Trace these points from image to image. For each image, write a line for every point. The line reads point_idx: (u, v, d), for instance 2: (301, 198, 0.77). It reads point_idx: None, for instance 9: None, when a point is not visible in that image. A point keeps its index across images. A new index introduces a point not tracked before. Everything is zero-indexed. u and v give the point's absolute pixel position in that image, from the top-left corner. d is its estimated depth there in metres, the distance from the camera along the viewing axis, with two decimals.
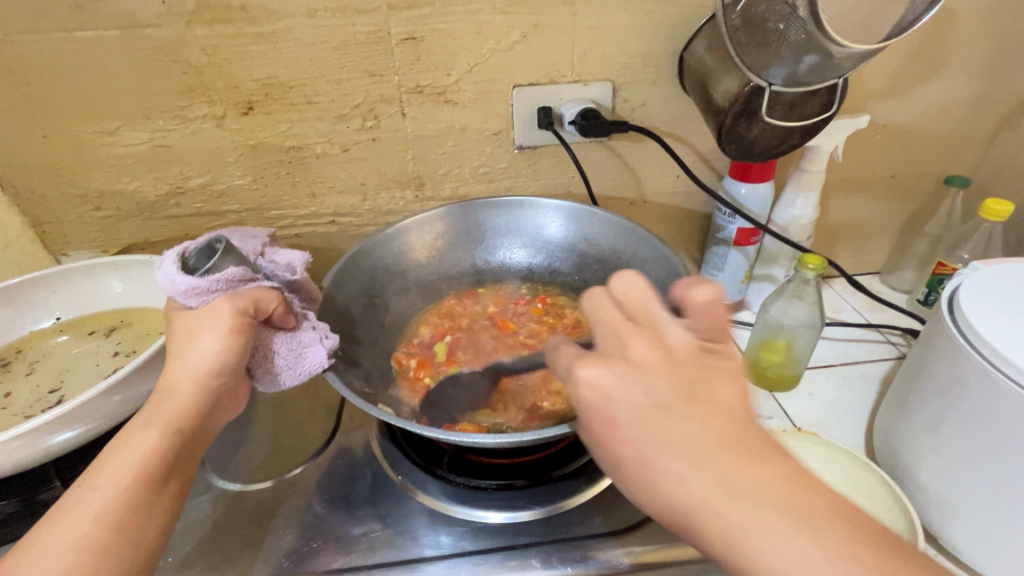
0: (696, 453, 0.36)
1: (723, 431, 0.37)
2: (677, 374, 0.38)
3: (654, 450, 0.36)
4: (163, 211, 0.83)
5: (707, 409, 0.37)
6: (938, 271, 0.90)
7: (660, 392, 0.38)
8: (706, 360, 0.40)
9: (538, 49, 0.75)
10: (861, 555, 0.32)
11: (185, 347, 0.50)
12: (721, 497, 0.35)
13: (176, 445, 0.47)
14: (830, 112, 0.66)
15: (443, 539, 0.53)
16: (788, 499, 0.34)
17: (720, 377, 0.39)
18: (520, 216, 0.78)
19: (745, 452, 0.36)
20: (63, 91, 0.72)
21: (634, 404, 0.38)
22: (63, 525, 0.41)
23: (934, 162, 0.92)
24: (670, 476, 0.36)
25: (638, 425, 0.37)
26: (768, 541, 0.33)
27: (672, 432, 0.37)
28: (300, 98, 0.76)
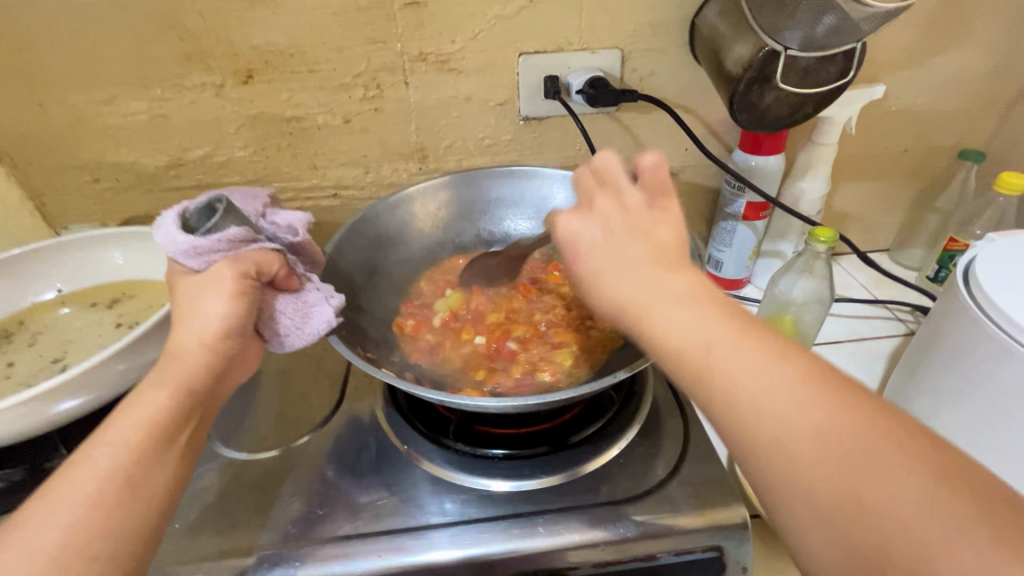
0: (636, 267, 0.41)
1: (664, 261, 0.41)
2: (629, 217, 0.43)
3: (603, 267, 0.42)
4: (163, 182, 0.81)
5: (653, 240, 0.42)
6: (950, 247, 0.89)
7: (615, 231, 0.43)
8: (657, 207, 0.44)
9: (545, 15, 0.73)
10: (772, 356, 0.35)
11: (190, 311, 0.49)
12: (651, 299, 0.39)
13: (186, 406, 0.46)
14: (846, 80, 0.64)
15: (448, 506, 0.53)
16: (714, 305, 0.38)
17: (668, 221, 0.43)
18: (525, 186, 0.77)
19: (681, 271, 0.40)
20: (57, 57, 0.70)
21: (593, 240, 0.44)
22: (72, 481, 0.40)
23: (948, 136, 0.90)
24: (611, 286, 0.41)
25: (592, 250, 0.43)
26: (687, 333, 0.37)
27: (619, 253, 0.42)
28: (301, 66, 0.74)
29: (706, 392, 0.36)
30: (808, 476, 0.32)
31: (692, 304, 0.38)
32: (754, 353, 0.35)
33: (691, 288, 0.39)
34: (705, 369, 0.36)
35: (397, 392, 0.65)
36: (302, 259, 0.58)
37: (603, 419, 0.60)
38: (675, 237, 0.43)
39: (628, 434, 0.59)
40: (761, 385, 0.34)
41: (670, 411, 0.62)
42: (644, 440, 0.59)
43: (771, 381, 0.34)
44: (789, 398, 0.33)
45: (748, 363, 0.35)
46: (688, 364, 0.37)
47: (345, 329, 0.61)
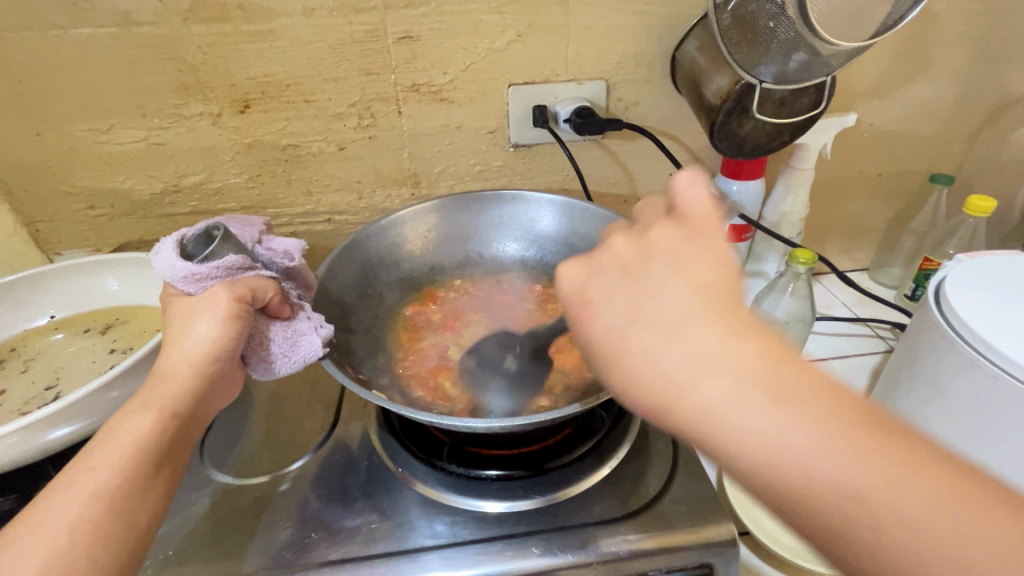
0: (675, 327, 0.33)
1: (712, 307, 0.34)
2: (671, 255, 0.36)
3: (633, 338, 0.34)
4: (158, 209, 0.82)
5: (692, 285, 0.35)
6: (924, 267, 0.93)
7: (649, 273, 0.36)
8: (696, 243, 0.37)
9: (533, 48, 0.76)
10: (913, 462, 0.29)
11: (182, 332, 0.50)
12: (700, 373, 0.32)
13: (170, 428, 0.47)
14: (819, 109, 0.69)
15: (439, 528, 0.54)
16: (782, 388, 0.31)
17: (708, 260, 0.36)
18: (512, 210, 0.79)
19: (729, 328, 0.33)
20: (56, 87, 0.71)
21: (613, 291, 0.37)
22: (57, 504, 0.41)
23: (919, 162, 0.95)
24: (642, 354, 0.34)
25: (614, 313, 0.36)
26: (783, 443, 0.30)
27: (647, 310, 0.35)
28: (297, 96, 0.76)
29: (810, 508, 0.30)
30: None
31: (771, 398, 0.30)
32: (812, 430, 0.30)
33: (770, 361, 0.32)
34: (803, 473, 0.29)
35: (392, 414, 0.66)
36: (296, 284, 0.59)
37: (593, 439, 0.61)
38: (721, 272, 0.36)
39: (618, 456, 0.60)
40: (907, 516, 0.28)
41: (658, 430, 0.63)
42: (634, 459, 0.60)
43: (910, 509, 0.28)
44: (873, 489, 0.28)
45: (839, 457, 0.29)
46: (799, 485, 0.29)
47: (338, 351, 0.62)
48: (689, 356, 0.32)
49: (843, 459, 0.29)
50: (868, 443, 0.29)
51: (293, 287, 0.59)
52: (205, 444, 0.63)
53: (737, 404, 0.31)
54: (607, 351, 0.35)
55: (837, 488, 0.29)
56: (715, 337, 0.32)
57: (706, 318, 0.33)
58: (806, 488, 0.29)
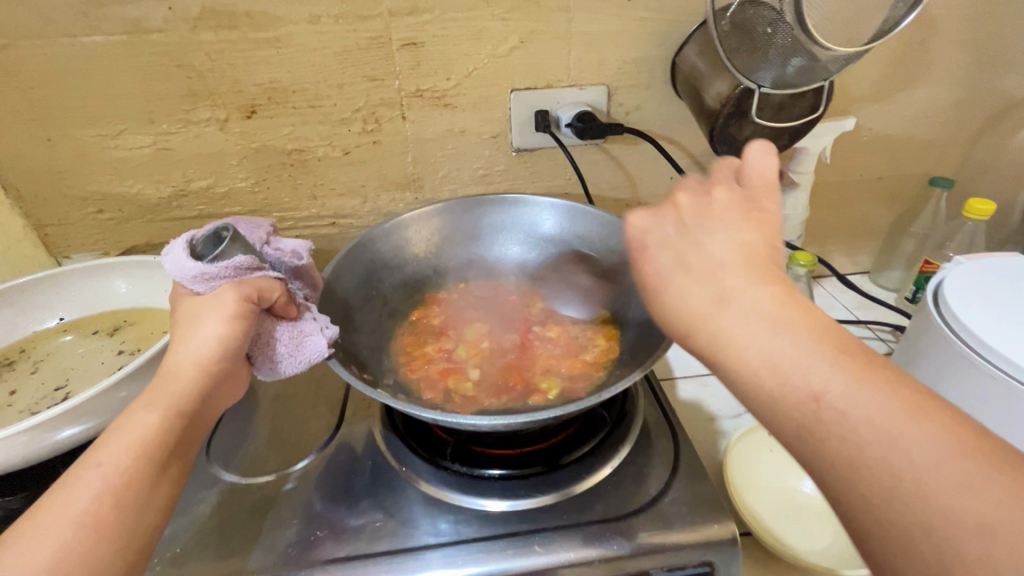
0: (714, 267, 0.39)
1: (751, 259, 0.39)
2: (726, 213, 0.42)
3: (671, 272, 0.40)
4: (166, 213, 0.84)
5: (737, 239, 0.40)
6: (924, 270, 0.93)
7: (701, 225, 0.41)
8: (748, 209, 0.42)
9: (535, 54, 0.78)
10: (893, 393, 0.32)
11: (187, 332, 0.50)
12: (728, 304, 0.37)
13: (175, 428, 0.47)
14: (817, 114, 0.69)
15: (443, 526, 0.54)
16: (794, 324, 0.35)
17: (756, 224, 0.41)
18: (516, 214, 0.80)
19: (765, 276, 0.38)
20: (67, 93, 0.73)
21: (669, 235, 0.42)
22: (62, 502, 0.41)
23: (919, 166, 0.95)
24: (683, 286, 0.39)
25: (659, 251, 0.42)
26: (779, 361, 0.34)
27: (695, 252, 0.40)
28: (303, 102, 0.77)
29: (792, 421, 0.33)
30: (918, 532, 0.29)
31: (788, 331, 0.35)
32: (822, 359, 0.33)
33: (785, 300, 0.36)
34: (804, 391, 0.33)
35: (395, 415, 0.66)
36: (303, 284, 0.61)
37: (595, 439, 0.61)
38: (762, 233, 0.41)
39: (620, 456, 0.60)
40: (878, 434, 0.31)
41: (660, 430, 0.64)
42: (636, 459, 0.61)
43: (882, 429, 0.31)
44: (871, 410, 0.31)
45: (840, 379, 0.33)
46: (785, 398, 0.33)
47: (344, 352, 0.63)
48: (720, 291, 0.38)
49: (848, 385, 0.32)
50: (857, 372, 0.33)
51: (299, 287, 0.60)
52: (212, 444, 0.64)
53: (757, 330, 0.35)
54: (652, 284, 0.41)
55: (836, 409, 0.32)
56: (750, 279, 0.37)
57: (745, 265, 0.38)
58: (791, 403, 0.33)
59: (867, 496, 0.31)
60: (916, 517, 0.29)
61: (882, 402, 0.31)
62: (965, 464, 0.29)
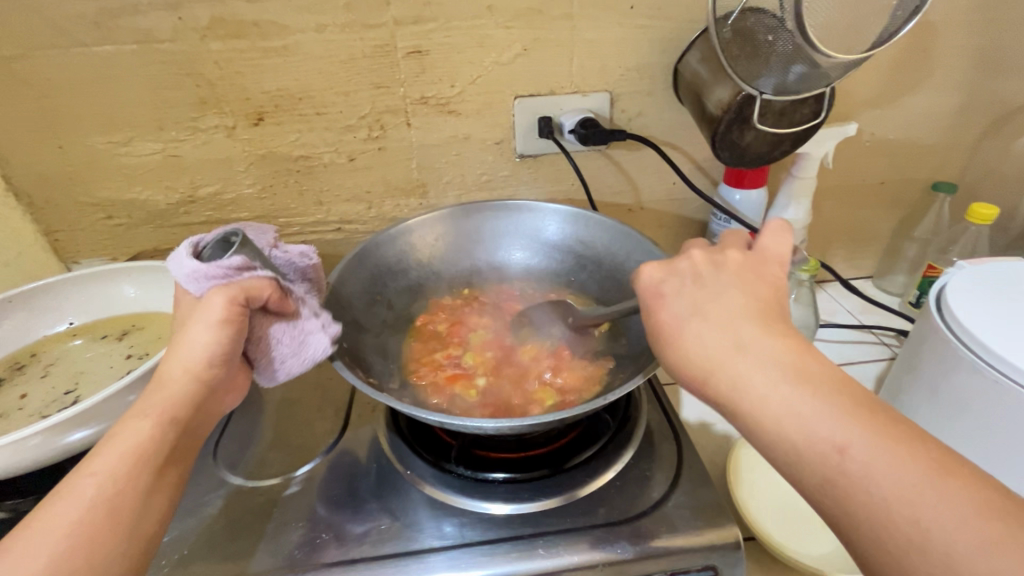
0: (724, 318, 0.44)
1: (757, 313, 0.44)
2: (733, 271, 0.48)
3: (691, 324, 0.45)
4: (174, 219, 0.85)
5: (745, 295, 0.45)
6: (927, 274, 0.93)
7: (710, 283, 0.47)
8: (754, 270, 0.48)
9: (538, 61, 0.78)
10: (906, 446, 0.35)
11: (178, 341, 0.51)
12: (738, 352, 0.42)
13: (169, 435, 0.48)
14: (819, 120, 0.70)
15: (447, 529, 0.55)
16: (800, 371, 0.40)
17: (761, 283, 0.47)
18: (519, 219, 0.80)
19: (771, 328, 0.43)
20: (78, 102, 0.74)
21: (682, 290, 0.48)
22: (58, 511, 0.42)
23: (922, 170, 0.95)
24: (696, 334, 0.44)
25: (680, 307, 0.47)
26: (798, 413, 0.38)
27: (706, 305, 0.46)
28: (310, 109, 0.78)
29: (815, 471, 0.36)
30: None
31: (795, 378, 0.39)
32: (829, 406, 0.37)
33: (799, 354, 0.41)
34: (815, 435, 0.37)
35: (399, 418, 0.67)
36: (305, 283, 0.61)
37: (597, 443, 0.62)
38: (774, 297, 0.46)
39: (622, 460, 0.61)
40: (896, 484, 0.34)
41: (663, 436, 0.64)
42: (640, 463, 0.61)
43: (898, 479, 0.34)
44: (878, 455, 0.35)
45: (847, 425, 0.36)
46: (807, 449, 0.37)
47: (350, 355, 0.64)
48: (730, 341, 0.43)
49: (855, 431, 0.36)
50: (860, 416, 0.37)
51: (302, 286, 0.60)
52: (218, 447, 0.65)
53: (767, 377, 0.40)
54: (668, 333, 0.47)
55: (844, 453, 0.36)
56: (757, 331, 0.43)
57: (752, 317, 0.43)
58: (804, 445, 0.37)
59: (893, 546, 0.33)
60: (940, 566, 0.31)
61: (886, 446, 0.35)
62: (979, 512, 0.32)
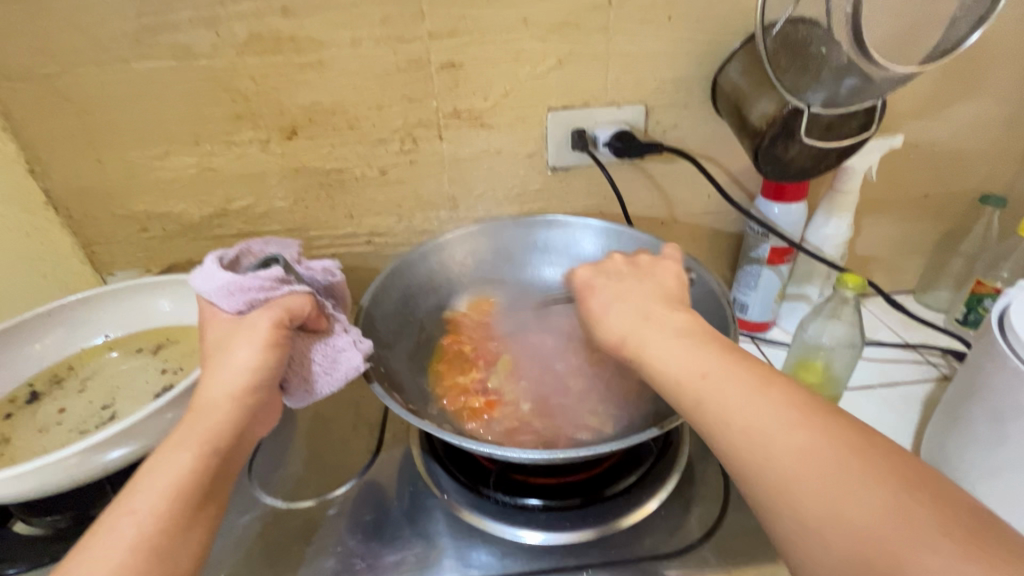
0: (636, 300, 0.57)
1: (660, 300, 0.56)
2: (642, 272, 0.61)
3: (612, 306, 0.57)
4: (207, 232, 0.85)
5: (651, 288, 0.58)
6: (976, 291, 0.90)
7: (626, 277, 0.61)
8: (660, 269, 0.61)
9: (573, 73, 0.77)
10: (761, 387, 0.45)
11: (220, 363, 0.50)
12: (640, 328, 0.54)
13: (211, 465, 0.46)
14: (868, 134, 0.67)
15: (485, 558, 0.53)
16: (686, 335, 0.51)
17: (666, 278, 0.60)
18: (552, 235, 0.80)
19: (673, 309, 0.55)
20: (118, 118, 0.75)
21: (607, 284, 0.61)
22: (97, 554, 0.40)
23: (968, 182, 0.92)
24: (609, 314, 0.57)
25: (603, 294, 0.60)
26: (679, 363, 0.49)
27: (622, 293, 0.59)
28: (343, 123, 0.78)
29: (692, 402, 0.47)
30: (823, 518, 0.38)
31: (682, 341, 0.51)
32: (710, 361, 0.48)
33: (688, 321, 0.53)
34: (692, 380, 0.48)
35: (434, 440, 0.65)
36: (335, 300, 0.61)
37: (637, 470, 0.60)
38: (676, 282, 0.60)
39: (664, 490, 0.59)
40: (763, 425, 0.43)
41: (706, 463, 0.62)
42: (682, 492, 0.59)
43: (754, 413, 0.44)
44: (741, 394, 0.45)
45: (718, 373, 0.47)
46: (682, 387, 0.48)
47: (386, 378, 0.63)
48: (636, 317, 0.55)
49: (726, 380, 0.46)
50: (733, 370, 0.47)
51: (333, 304, 0.60)
52: (252, 464, 0.64)
53: (661, 342, 0.51)
54: (592, 316, 0.59)
55: (717, 396, 0.46)
56: (656, 311, 0.55)
57: (653, 302, 0.56)
58: (685, 388, 0.48)
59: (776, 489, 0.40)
60: (801, 487, 0.39)
61: (751, 390, 0.45)
62: (833, 449, 0.40)
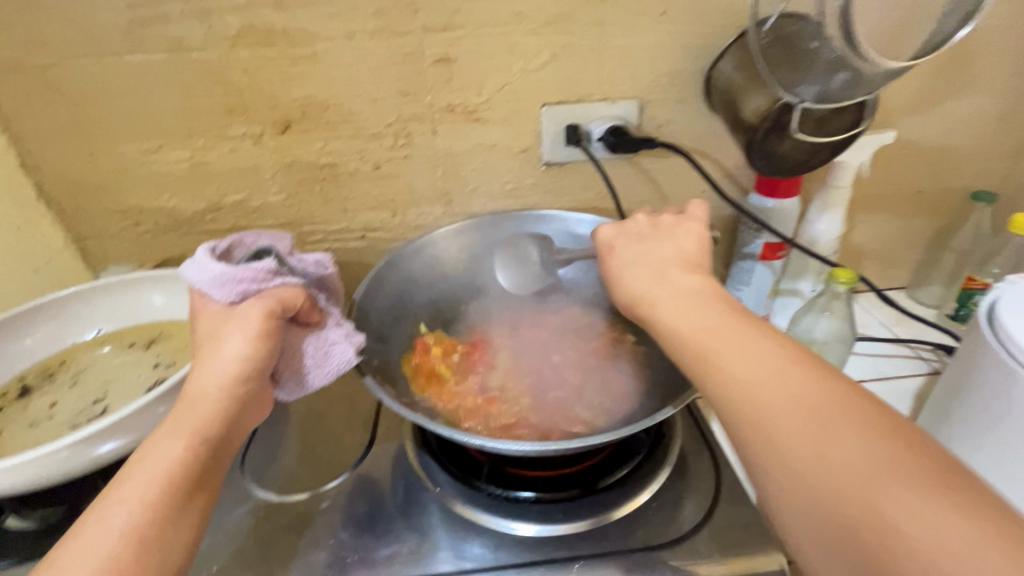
0: (657, 262, 0.56)
1: (682, 261, 0.55)
2: (668, 230, 0.59)
3: (630, 268, 0.57)
4: (200, 226, 0.85)
5: (674, 249, 0.57)
6: (968, 286, 0.91)
7: (650, 236, 0.59)
8: (685, 228, 0.59)
9: (567, 68, 0.77)
10: (773, 346, 0.45)
11: (211, 353, 0.50)
12: (657, 289, 0.53)
13: (201, 456, 0.46)
14: (860, 128, 0.67)
15: (478, 550, 0.54)
16: (702, 297, 0.51)
17: (690, 238, 0.57)
18: (547, 229, 0.80)
19: (695, 271, 0.54)
20: (110, 111, 0.75)
21: (629, 244, 0.59)
22: (87, 543, 0.40)
23: (960, 178, 0.92)
24: (628, 274, 0.56)
25: (623, 255, 0.58)
26: (691, 323, 0.49)
27: (646, 252, 0.57)
28: (336, 116, 0.78)
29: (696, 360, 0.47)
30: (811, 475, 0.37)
31: (698, 302, 0.50)
32: (725, 319, 0.48)
33: (705, 285, 0.53)
34: (703, 337, 0.47)
35: (427, 433, 0.66)
36: (327, 293, 0.61)
37: (631, 462, 0.60)
38: (698, 245, 0.57)
39: (656, 482, 0.59)
40: (763, 381, 0.42)
41: (698, 456, 0.62)
42: (674, 484, 0.59)
43: (755, 370, 0.43)
44: (747, 351, 0.45)
45: (727, 331, 0.47)
46: (691, 345, 0.48)
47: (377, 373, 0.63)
48: (655, 280, 0.54)
49: (734, 338, 0.46)
50: (745, 331, 0.46)
51: (324, 298, 0.60)
52: (245, 458, 0.64)
53: (678, 302, 0.51)
54: (610, 276, 0.58)
55: (724, 353, 0.45)
56: (677, 272, 0.54)
57: (673, 263, 0.55)
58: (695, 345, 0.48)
59: (784, 468, 0.39)
60: (790, 442, 0.39)
61: (758, 349, 0.44)
62: (832, 406, 0.39)
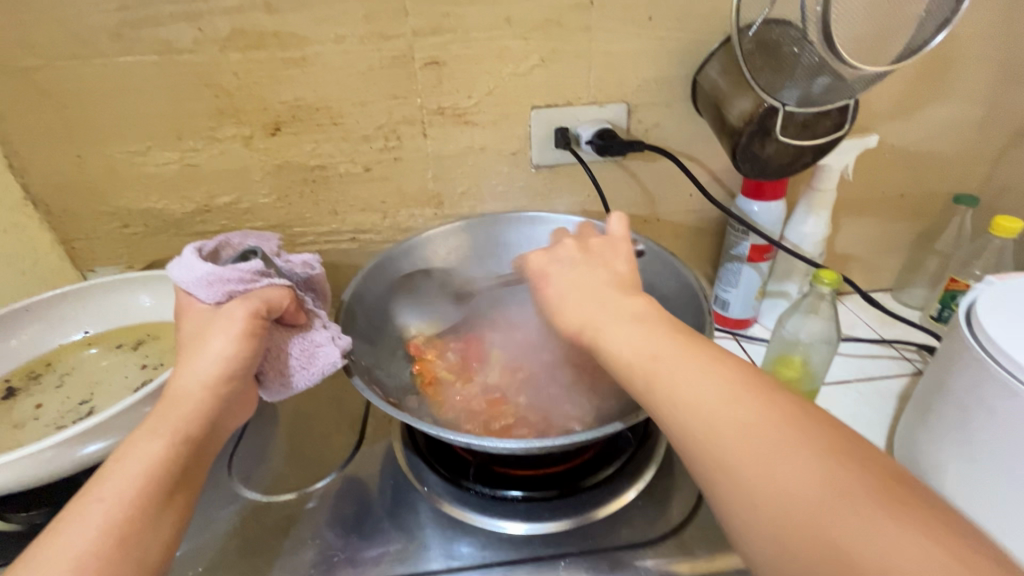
0: (593, 286, 0.54)
1: (616, 283, 0.54)
2: (597, 253, 0.58)
3: (568, 293, 0.55)
4: (189, 228, 0.85)
5: (606, 272, 0.55)
6: (950, 287, 0.92)
7: (584, 260, 0.58)
8: (618, 249, 0.58)
9: (556, 72, 0.78)
10: (715, 369, 0.43)
11: (194, 352, 0.50)
12: (597, 315, 0.51)
13: (182, 454, 0.46)
14: (842, 132, 0.69)
15: (464, 549, 0.54)
16: (642, 320, 0.49)
17: (622, 261, 0.57)
18: (536, 231, 0.81)
19: (630, 292, 0.53)
20: (98, 113, 0.75)
21: (563, 268, 0.58)
22: (63, 541, 0.40)
23: (943, 181, 0.94)
24: (565, 299, 0.55)
25: (558, 282, 0.57)
26: (632, 348, 0.47)
27: (581, 277, 0.56)
28: (326, 119, 0.78)
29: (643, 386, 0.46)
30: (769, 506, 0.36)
31: (638, 326, 0.49)
32: (665, 343, 0.47)
33: (645, 305, 0.51)
34: (646, 363, 0.46)
35: (416, 434, 0.66)
36: (315, 294, 0.62)
37: (617, 461, 0.61)
38: (629, 267, 0.56)
39: (642, 480, 0.60)
40: (712, 407, 0.41)
41: (684, 454, 0.63)
42: (660, 482, 0.60)
43: (703, 395, 0.42)
44: (692, 374, 0.44)
45: (670, 356, 0.45)
46: (634, 374, 0.46)
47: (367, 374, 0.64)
48: (592, 304, 0.52)
49: (676, 362, 0.45)
50: (687, 354, 0.45)
51: (312, 298, 0.61)
52: (232, 459, 0.64)
53: (616, 326, 0.49)
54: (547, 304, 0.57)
55: (668, 379, 0.44)
56: (612, 295, 0.53)
57: (608, 287, 0.53)
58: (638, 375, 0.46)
59: (746, 500, 0.37)
60: (746, 471, 0.38)
61: (701, 372, 0.43)
62: (783, 431, 0.38)
